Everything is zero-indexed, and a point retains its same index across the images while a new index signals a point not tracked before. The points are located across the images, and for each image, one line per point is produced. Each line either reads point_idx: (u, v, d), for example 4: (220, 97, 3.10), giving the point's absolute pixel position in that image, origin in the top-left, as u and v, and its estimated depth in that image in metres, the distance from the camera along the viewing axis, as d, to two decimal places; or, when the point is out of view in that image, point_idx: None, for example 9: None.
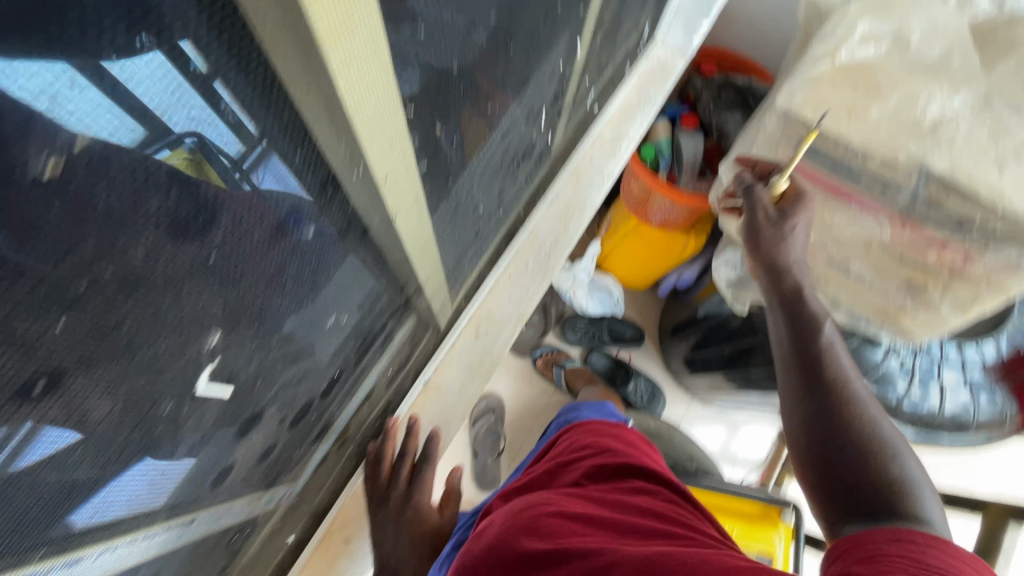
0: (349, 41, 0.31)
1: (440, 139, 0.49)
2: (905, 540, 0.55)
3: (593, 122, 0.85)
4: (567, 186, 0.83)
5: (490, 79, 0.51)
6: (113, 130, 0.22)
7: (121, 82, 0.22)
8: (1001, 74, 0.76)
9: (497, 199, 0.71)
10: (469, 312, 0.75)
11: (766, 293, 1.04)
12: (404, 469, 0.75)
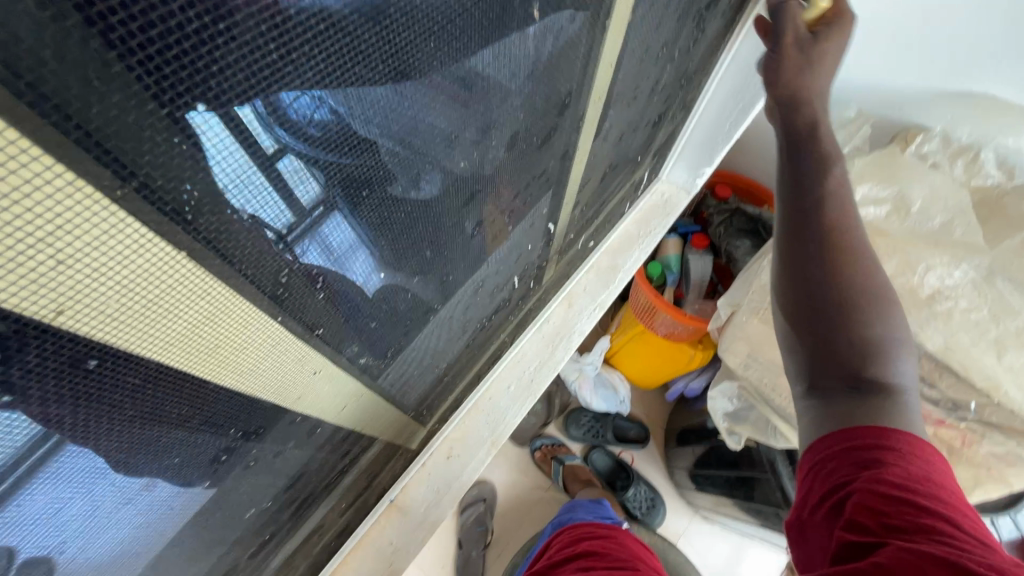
0: (264, 353, 0.38)
1: (416, 295, 0.53)
2: (872, 470, 0.52)
3: (587, 256, 0.90)
4: (556, 311, 0.87)
5: (466, 252, 0.56)
6: (281, 189, 0.30)
7: (307, 156, 0.29)
8: (999, 253, 0.78)
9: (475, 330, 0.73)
10: (443, 432, 0.77)
11: (763, 434, 1.01)
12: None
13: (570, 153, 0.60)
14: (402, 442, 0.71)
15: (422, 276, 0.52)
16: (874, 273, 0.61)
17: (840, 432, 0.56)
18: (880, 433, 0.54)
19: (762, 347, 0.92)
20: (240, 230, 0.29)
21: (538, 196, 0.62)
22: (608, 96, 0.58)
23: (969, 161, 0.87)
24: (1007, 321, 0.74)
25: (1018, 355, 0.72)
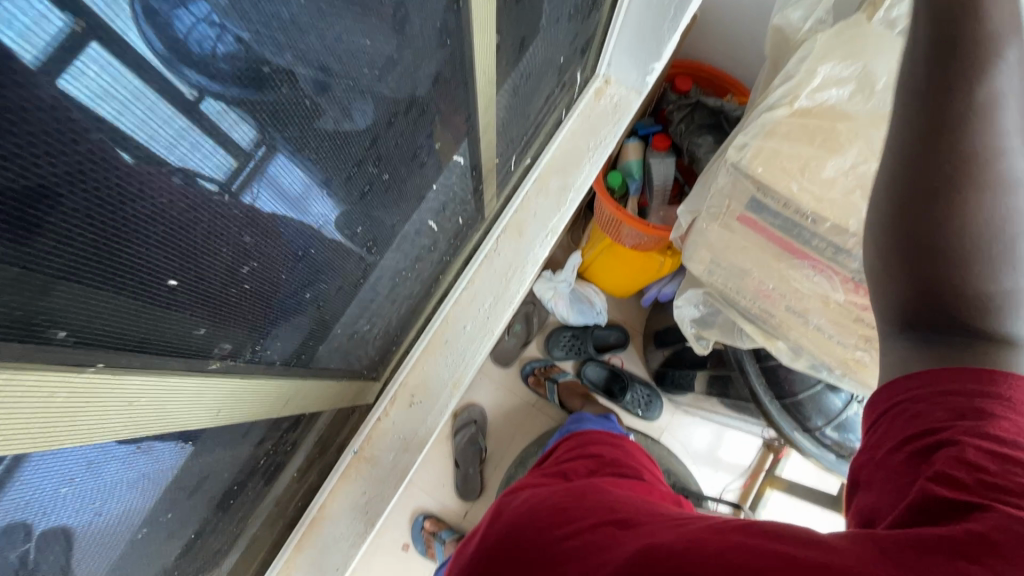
0: (88, 409, 0.31)
1: (326, 252, 0.47)
2: (969, 421, 0.40)
3: (525, 177, 0.84)
4: (503, 241, 0.83)
5: (375, 202, 0.50)
6: (209, 135, 0.29)
7: (226, 92, 0.28)
8: None
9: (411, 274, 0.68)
10: (397, 380, 0.76)
11: (730, 336, 1.02)
12: (326, 549, 0.70)
13: (477, 63, 0.52)
14: (359, 401, 0.70)
15: (324, 240, 0.46)
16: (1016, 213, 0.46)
17: (944, 377, 0.44)
18: (982, 379, 0.42)
19: (724, 252, 0.89)
20: (31, 234, 0.23)
21: (454, 117, 0.55)
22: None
23: None
24: None
25: None
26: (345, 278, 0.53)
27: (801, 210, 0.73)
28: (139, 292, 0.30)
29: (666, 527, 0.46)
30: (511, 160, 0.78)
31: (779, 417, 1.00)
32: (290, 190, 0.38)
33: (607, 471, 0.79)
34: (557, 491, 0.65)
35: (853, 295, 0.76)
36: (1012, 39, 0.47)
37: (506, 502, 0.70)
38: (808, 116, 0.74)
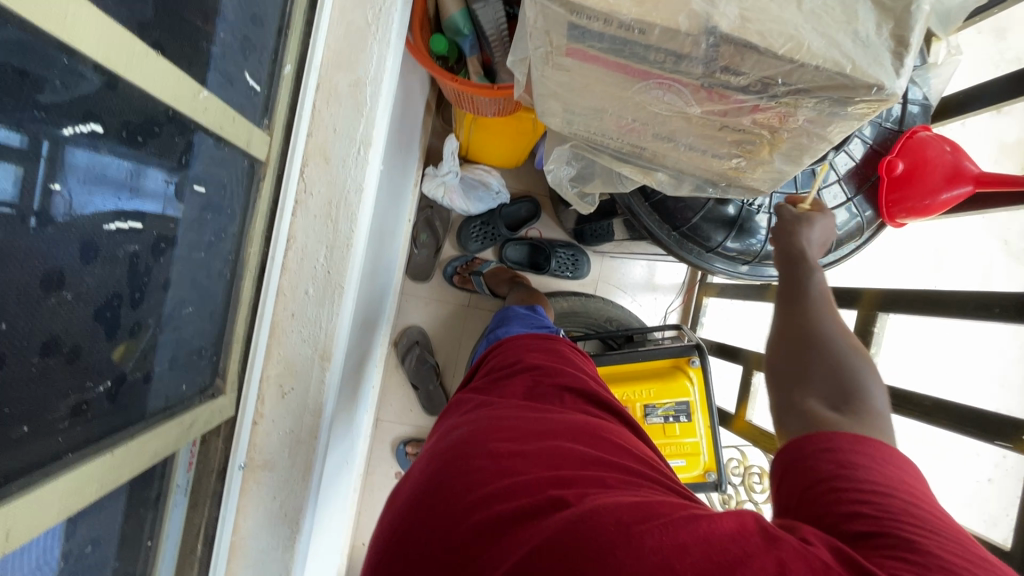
0: None
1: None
2: (842, 471, 0.51)
3: (301, 89, 0.66)
4: (310, 177, 0.67)
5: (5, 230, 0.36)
6: None
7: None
8: None
9: (187, 264, 0.55)
10: (257, 374, 0.66)
11: (612, 183, 0.95)
12: (258, 554, 0.68)
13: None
14: (212, 421, 0.61)
15: (9, 272, 0.37)
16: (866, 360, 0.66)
17: (816, 435, 0.56)
18: (852, 441, 0.54)
19: (570, 96, 0.76)
20: None
21: (105, 43, 0.40)
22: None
23: None
24: None
25: None
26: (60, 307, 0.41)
27: (624, 24, 0.59)
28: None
29: (619, 498, 0.46)
30: (251, 74, 0.59)
31: (681, 247, 0.98)
32: (97, 176, 0.43)
33: (547, 388, 0.74)
34: (493, 428, 0.61)
35: (708, 103, 0.66)
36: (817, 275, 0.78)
37: (436, 448, 0.64)
38: None
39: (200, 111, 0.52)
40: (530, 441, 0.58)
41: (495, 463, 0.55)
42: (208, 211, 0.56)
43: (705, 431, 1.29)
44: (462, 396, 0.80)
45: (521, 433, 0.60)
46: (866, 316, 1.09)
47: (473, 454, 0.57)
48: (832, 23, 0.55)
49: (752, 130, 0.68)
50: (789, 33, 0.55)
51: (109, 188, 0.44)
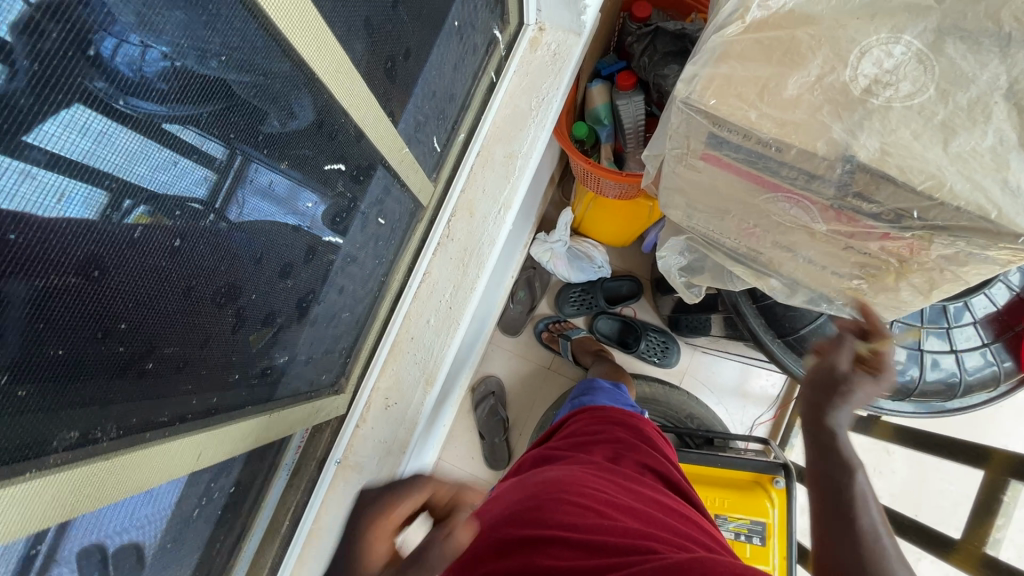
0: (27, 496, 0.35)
1: (240, 280, 0.48)
2: None
3: (465, 154, 0.78)
4: (455, 225, 0.78)
5: (263, 222, 0.48)
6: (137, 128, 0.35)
7: (163, 113, 0.36)
8: (949, 7, 0.63)
9: (355, 278, 0.66)
10: (370, 383, 0.75)
11: (722, 280, 0.97)
12: (324, 552, 0.72)
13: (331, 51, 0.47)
14: (327, 414, 0.69)
15: (260, 259, 0.49)
16: (887, 528, 0.65)
17: None
18: None
19: (698, 194, 0.81)
20: None
21: (360, 102, 0.54)
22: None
23: None
24: (956, 96, 0.60)
25: (965, 140, 0.58)
26: (281, 288, 0.53)
27: (763, 140, 0.65)
28: (221, 302, 0.46)
29: (717, 561, 0.48)
30: (436, 139, 0.72)
31: (784, 357, 0.95)
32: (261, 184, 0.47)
33: (629, 463, 0.75)
34: (584, 478, 0.65)
35: (835, 222, 0.68)
36: (857, 471, 0.69)
37: (522, 483, 0.68)
38: (764, 27, 0.68)
39: (398, 159, 0.65)
40: (622, 500, 0.61)
41: (590, 505, 0.59)
42: (376, 237, 0.67)
43: (779, 563, 1.17)
44: (544, 448, 0.84)
45: (612, 490, 0.63)
46: (992, 482, 0.99)
47: (567, 496, 0.60)
48: (977, 168, 0.56)
49: (879, 256, 0.69)
50: (930, 171, 0.57)
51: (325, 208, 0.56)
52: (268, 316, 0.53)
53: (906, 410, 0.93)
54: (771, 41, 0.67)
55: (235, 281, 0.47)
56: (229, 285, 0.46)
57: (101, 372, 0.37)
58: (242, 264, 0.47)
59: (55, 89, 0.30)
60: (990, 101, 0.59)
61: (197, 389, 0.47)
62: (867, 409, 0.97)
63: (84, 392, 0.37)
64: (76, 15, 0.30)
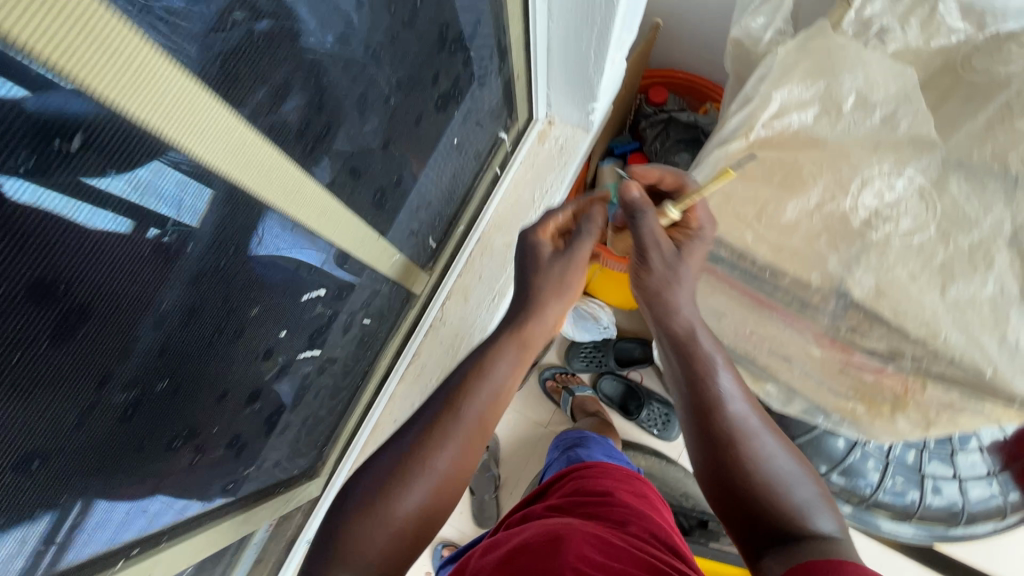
0: None
1: (218, 416, 0.45)
2: None
3: (464, 242, 0.79)
4: (448, 309, 0.79)
5: (253, 357, 0.46)
6: (238, 162, 0.33)
7: (216, 89, 0.29)
8: (954, 146, 0.63)
9: (344, 377, 0.64)
10: (347, 466, 0.74)
11: None
12: None
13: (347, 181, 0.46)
14: (299, 501, 0.68)
15: (244, 386, 0.46)
16: (792, 455, 0.50)
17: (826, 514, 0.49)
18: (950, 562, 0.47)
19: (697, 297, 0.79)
20: None
21: None
22: (372, 90, 0.44)
23: (925, 17, 0.69)
24: (958, 237, 0.60)
25: (963, 286, 0.57)
26: (260, 408, 0.51)
27: (760, 263, 0.64)
28: (226, 382, 0.43)
29: None
30: (430, 238, 0.68)
31: None
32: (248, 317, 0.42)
33: (635, 483, 0.68)
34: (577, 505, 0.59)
35: (831, 349, 0.66)
36: (700, 325, 0.54)
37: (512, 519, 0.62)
38: (768, 145, 0.68)
39: (397, 264, 0.62)
40: (615, 518, 0.55)
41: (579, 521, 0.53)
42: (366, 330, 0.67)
43: None
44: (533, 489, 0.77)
45: (605, 508, 0.57)
46: None
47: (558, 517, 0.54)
48: (976, 322, 0.56)
49: (875, 388, 0.66)
50: (924, 317, 0.58)
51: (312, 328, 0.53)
52: (245, 434, 0.51)
53: (903, 533, 0.88)
54: (773, 163, 0.67)
55: (214, 417, 0.44)
56: (222, 263, 0.36)
57: (69, 460, 0.31)
58: (225, 398, 0.44)
59: (184, 107, 0.28)
60: (991, 248, 0.58)
61: (172, 489, 0.44)
62: (861, 525, 0.91)
63: (99, 426, 0.32)
64: (240, 63, 0.30)
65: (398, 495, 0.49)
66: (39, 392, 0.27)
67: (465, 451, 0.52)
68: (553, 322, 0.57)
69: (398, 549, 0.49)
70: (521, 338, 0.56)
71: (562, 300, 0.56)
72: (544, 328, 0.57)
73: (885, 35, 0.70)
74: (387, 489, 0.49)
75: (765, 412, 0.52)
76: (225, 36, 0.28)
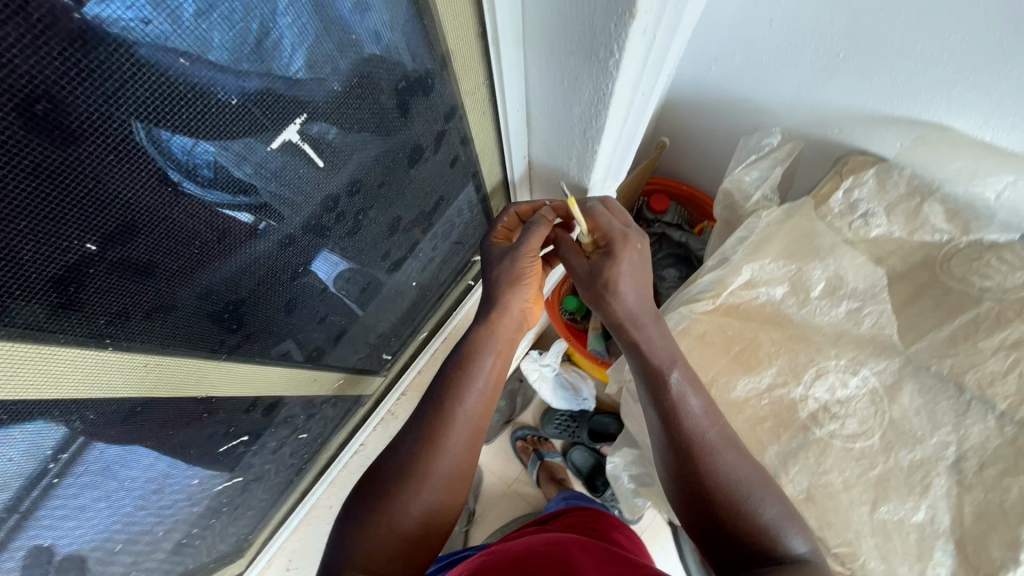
0: None
1: (121, 547, 0.45)
2: None
3: (427, 344, 0.80)
4: (402, 404, 0.81)
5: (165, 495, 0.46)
6: (302, 184, 0.33)
7: (203, 88, 0.24)
8: (915, 353, 0.63)
9: (283, 475, 0.66)
10: (272, 549, 0.74)
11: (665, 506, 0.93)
12: None
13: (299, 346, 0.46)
14: None
15: (154, 519, 0.47)
16: (768, 488, 0.48)
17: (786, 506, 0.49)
18: None
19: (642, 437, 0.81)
20: None
21: None
22: (302, 285, 0.40)
23: (911, 212, 0.67)
24: (899, 453, 0.59)
25: (892, 507, 0.58)
26: (176, 527, 0.52)
27: None
28: (250, 391, 0.44)
29: None
30: (386, 352, 0.70)
31: None
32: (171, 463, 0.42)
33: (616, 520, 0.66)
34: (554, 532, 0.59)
35: None
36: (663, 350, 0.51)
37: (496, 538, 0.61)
38: (733, 312, 0.68)
39: (346, 381, 0.63)
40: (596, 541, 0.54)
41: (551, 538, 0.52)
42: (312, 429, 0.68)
43: None
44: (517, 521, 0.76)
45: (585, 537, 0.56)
46: None
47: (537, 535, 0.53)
48: (896, 548, 0.56)
49: None
50: (847, 533, 0.58)
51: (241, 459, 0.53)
52: (156, 551, 0.51)
53: None
54: (733, 333, 0.67)
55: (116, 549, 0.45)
56: (240, 302, 0.34)
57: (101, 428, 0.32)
58: (128, 536, 0.45)
59: (263, 123, 0.28)
60: (928, 473, 0.58)
61: None
62: None
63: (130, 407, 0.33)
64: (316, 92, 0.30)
65: (404, 502, 0.49)
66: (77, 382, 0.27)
67: (460, 447, 0.52)
68: (521, 309, 0.57)
69: (404, 550, 0.49)
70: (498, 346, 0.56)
71: (523, 292, 0.56)
72: (511, 316, 0.56)
73: (869, 219, 0.69)
74: (391, 492, 0.50)
75: (722, 416, 0.51)
76: (314, 76, 0.29)
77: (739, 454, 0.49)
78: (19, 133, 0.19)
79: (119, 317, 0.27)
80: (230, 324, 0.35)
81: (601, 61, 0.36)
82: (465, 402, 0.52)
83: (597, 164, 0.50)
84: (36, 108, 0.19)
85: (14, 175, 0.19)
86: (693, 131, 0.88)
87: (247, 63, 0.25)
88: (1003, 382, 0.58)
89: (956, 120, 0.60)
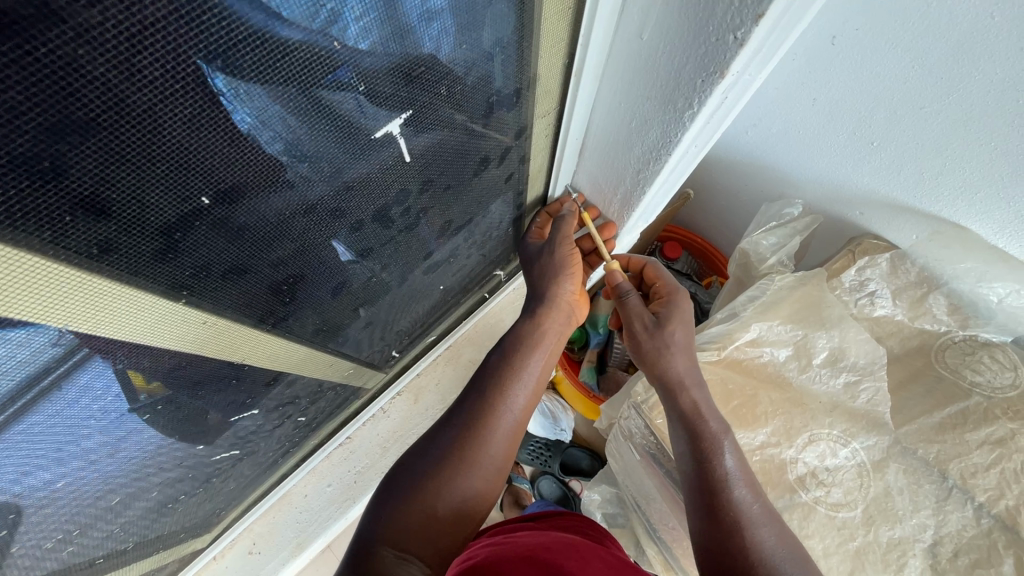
0: None
1: (108, 500, 0.43)
2: None
3: (432, 348, 0.81)
4: (396, 403, 0.80)
5: (164, 455, 0.45)
6: (383, 150, 0.34)
7: (330, 36, 0.24)
8: (904, 435, 0.65)
9: (269, 454, 0.64)
10: (236, 533, 0.71)
11: (634, 550, 0.92)
12: None
13: (325, 326, 0.47)
14: (177, 561, 0.65)
15: (145, 477, 0.45)
16: (761, 497, 0.52)
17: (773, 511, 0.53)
18: None
19: (623, 476, 0.81)
20: (117, 197, 0.22)
21: None
22: (351, 270, 0.42)
23: (915, 298, 0.71)
24: (880, 529, 0.61)
25: None
26: (161, 493, 0.49)
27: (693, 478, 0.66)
28: (264, 359, 0.43)
29: None
30: (394, 349, 0.70)
31: None
32: (185, 415, 0.42)
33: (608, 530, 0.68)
34: (551, 528, 0.61)
35: None
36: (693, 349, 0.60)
37: (500, 528, 0.64)
38: (735, 365, 0.71)
39: (354, 371, 0.63)
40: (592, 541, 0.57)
41: (547, 536, 0.54)
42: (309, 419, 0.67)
43: None
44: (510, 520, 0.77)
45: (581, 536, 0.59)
46: None
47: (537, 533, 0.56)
48: None
49: None
50: None
51: (240, 431, 0.52)
52: (137, 515, 0.49)
53: None
54: (734, 386, 0.69)
55: (106, 500, 0.43)
56: (298, 278, 0.37)
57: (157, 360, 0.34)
58: (119, 487, 0.43)
59: (365, 81, 0.28)
60: (903, 551, 0.60)
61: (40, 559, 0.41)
62: None
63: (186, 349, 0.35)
64: (413, 56, 0.30)
65: (448, 483, 0.51)
66: (152, 314, 0.29)
67: (501, 436, 0.54)
68: (568, 298, 0.60)
69: (438, 531, 0.50)
70: (542, 345, 0.58)
71: (567, 281, 0.59)
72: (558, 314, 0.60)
73: (876, 298, 0.72)
74: (438, 474, 0.51)
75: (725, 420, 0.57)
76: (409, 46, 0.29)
77: (740, 454, 0.55)
78: (185, 87, 0.21)
79: (202, 271, 0.29)
80: (283, 297, 0.38)
81: (677, 111, 0.38)
82: (510, 393, 0.55)
83: (639, 208, 0.53)
84: (205, 66, 0.21)
85: (173, 125, 0.22)
86: (716, 187, 0.91)
87: (320, 23, 0.24)
88: (985, 474, 0.60)
89: (975, 223, 0.62)
